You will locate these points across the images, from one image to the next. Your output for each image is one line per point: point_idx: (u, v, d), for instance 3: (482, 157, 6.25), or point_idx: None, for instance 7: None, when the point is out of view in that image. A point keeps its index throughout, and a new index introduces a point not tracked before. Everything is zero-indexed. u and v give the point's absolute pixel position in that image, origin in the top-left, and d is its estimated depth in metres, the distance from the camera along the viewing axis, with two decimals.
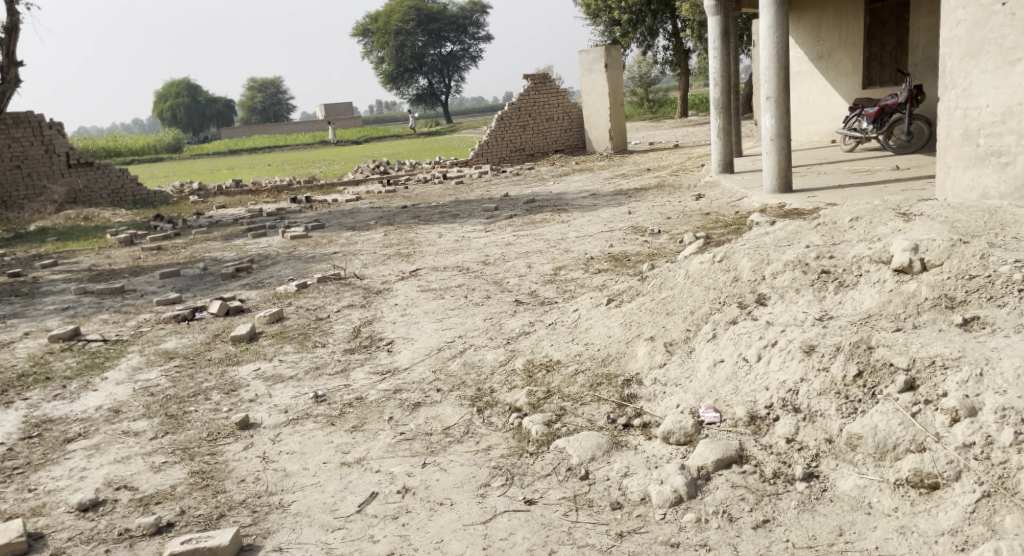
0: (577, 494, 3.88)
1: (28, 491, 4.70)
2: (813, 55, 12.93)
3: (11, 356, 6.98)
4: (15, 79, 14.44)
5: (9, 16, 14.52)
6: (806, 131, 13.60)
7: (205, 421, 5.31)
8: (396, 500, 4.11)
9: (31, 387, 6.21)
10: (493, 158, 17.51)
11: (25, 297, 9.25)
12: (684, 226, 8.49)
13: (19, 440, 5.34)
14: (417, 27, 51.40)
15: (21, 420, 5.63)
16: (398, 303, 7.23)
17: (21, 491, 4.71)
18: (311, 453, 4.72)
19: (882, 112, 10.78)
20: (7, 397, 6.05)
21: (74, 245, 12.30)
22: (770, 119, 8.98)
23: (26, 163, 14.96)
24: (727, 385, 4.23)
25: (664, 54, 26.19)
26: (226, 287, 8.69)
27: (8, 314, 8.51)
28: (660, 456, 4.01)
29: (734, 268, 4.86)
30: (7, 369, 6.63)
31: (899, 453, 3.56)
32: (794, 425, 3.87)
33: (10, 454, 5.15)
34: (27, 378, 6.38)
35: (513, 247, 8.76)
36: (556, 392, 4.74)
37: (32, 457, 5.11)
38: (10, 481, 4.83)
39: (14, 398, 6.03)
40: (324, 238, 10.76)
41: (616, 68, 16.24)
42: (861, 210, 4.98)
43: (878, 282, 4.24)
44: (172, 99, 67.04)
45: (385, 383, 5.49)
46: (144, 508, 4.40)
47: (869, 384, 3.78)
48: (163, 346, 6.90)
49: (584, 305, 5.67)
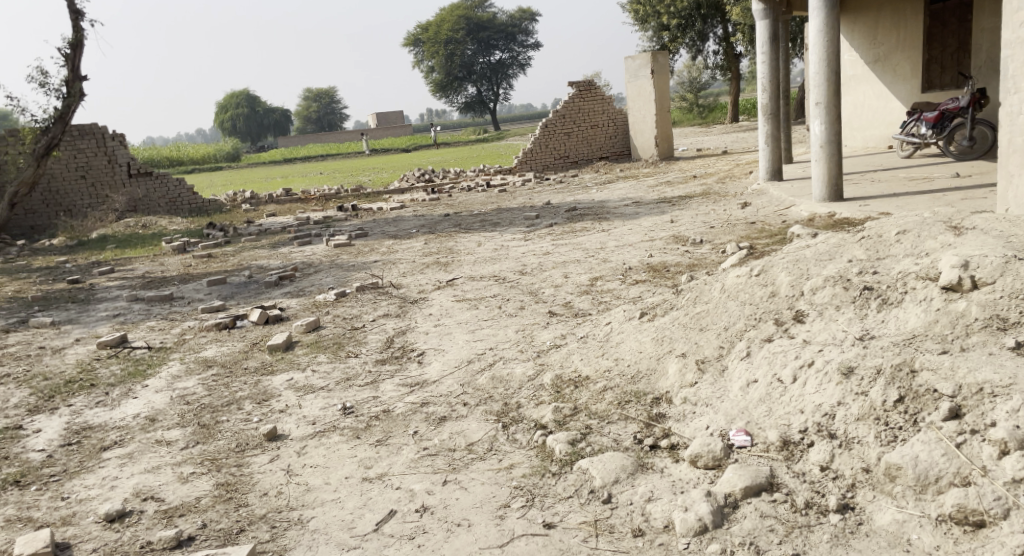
0: (598, 519, 3.70)
1: (61, 499, 4.64)
2: (870, 59, 12.52)
3: (59, 362, 7.03)
4: (79, 92, 14.74)
5: (75, 32, 14.86)
6: (861, 136, 13.16)
7: (235, 432, 5.23)
8: (414, 519, 3.96)
9: (76, 393, 6.21)
10: (536, 165, 17.38)
11: (81, 303, 9.36)
12: (728, 235, 8.23)
13: (59, 446, 5.32)
14: (467, 35, 51.65)
15: (63, 426, 5.63)
16: (432, 313, 7.11)
17: (55, 500, 4.65)
18: (335, 467, 4.59)
19: (942, 117, 10.41)
20: (52, 403, 6.06)
21: (130, 253, 12.50)
22: (820, 125, 8.68)
23: (89, 174, 15.20)
24: (759, 406, 3.99)
25: (715, 59, 25.77)
26: (269, 295, 8.69)
27: (62, 320, 8.61)
28: (687, 480, 3.80)
29: (771, 283, 4.63)
30: (55, 374, 6.67)
31: (942, 487, 3.30)
32: (830, 452, 3.62)
33: (48, 461, 5.11)
34: (73, 384, 6.39)
35: (551, 256, 8.59)
36: (583, 409, 4.55)
37: (69, 464, 5.06)
38: (46, 488, 4.78)
39: (59, 404, 6.04)
40: (366, 246, 10.73)
41: (662, 75, 15.95)
42: (909, 222, 4.68)
43: (925, 300, 3.95)
44: (232, 109, 68.57)
45: (413, 396, 5.35)
46: (168, 520, 4.31)
47: (910, 410, 3.52)
48: (203, 354, 6.88)
49: (617, 318, 5.46)
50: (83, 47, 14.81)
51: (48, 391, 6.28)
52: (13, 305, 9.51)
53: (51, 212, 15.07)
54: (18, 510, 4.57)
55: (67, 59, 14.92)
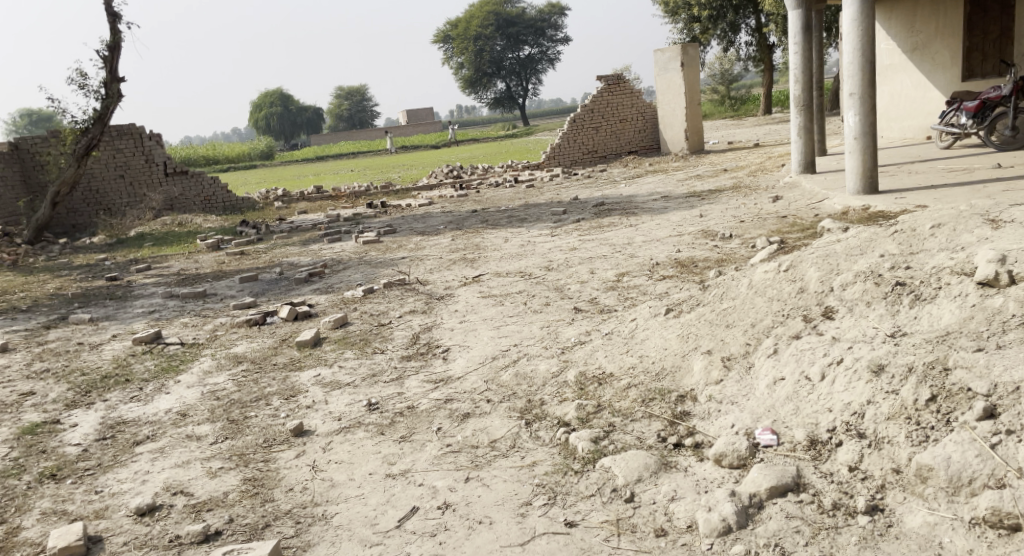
0: (621, 518, 3.63)
1: (95, 493, 4.62)
2: (906, 47, 12.29)
3: (96, 358, 7.08)
4: (117, 93, 14.91)
5: (113, 34, 15.05)
6: (899, 127, 12.87)
7: (263, 427, 5.21)
8: (436, 516, 3.91)
9: (111, 388, 6.24)
10: (565, 160, 17.26)
11: (118, 300, 9.45)
12: (759, 229, 8.10)
13: (94, 441, 5.31)
14: (496, 31, 51.70)
15: (98, 421, 5.64)
16: (457, 309, 7.08)
17: (88, 493, 4.63)
18: (359, 463, 4.54)
19: (983, 106, 10.19)
20: (88, 398, 6.09)
21: (166, 250, 12.62)
22: (855, 115, 8.49)
23: (128, 174, 15.36)
24: (787, 405, 3.90)
25: (746, 50, 25.50)
26: (298, 292, 8.71)
27: (100, 316, 8.69)
28: (711, 479, 3.73)
29: (800, 278, 4.52)
30: (91, 370, 6.72)
31: (975, 489, 3.19)
32: (858, 452, 3.52)
33: (83, 455, 5.10)
34: (108, 379, 6.42)
35: (578, 251, 8.52)
36: (606, 407, 4.49)
37: (103, 458, 5.05)
38: (80, 482, 4.77)
39: (95, 399, 6.06)
40: (394, 243, 10.73)
41: (692, 67, 15.73)
42: (944, 215, 4.54)
43: (959, 296, 3.82)
44: (266, 108, 69.18)
45: (437, 392, 5.31)
46: (196, 514, 4.27)
47: (943, 409, 3.41)
48: (234, 350, 6.90)
49: (643, 314, 5.38)
50: (121, 48, 14.98)
51: (84, 387, 6.32)
52: (53, 302, 9.63)
53: (92, 211, 15.29)
54: (54, 503, 4.55)
55: (104, 61, 15.08)
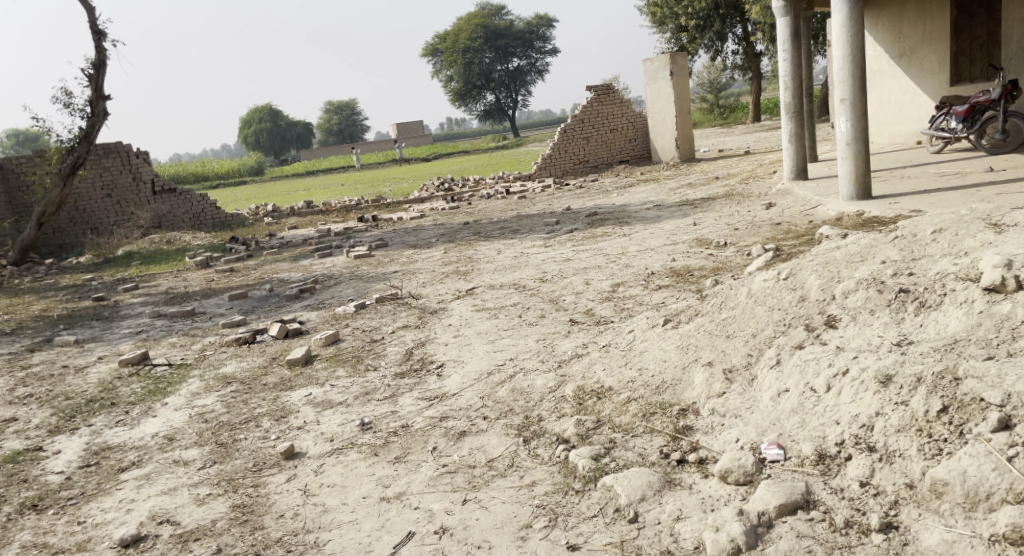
0: (624, 540, 3.52)
1: (77, 524, 4.47)
2: (894, 53, 12.28)
3: (82, 381, 6.92)
4: (102, 112, 14.77)
5: (97, 52, 14.92)
6: (887, 133, 12.86)
7: (252, 450, 5.07)
8: (433, 541, 3.78)
9: (97, 412, 6.09)
10: (555, 171, 17.31)
11: (105, 321, 9.28)
12: (753, 237, 8.02)
13: (77, 468, 5.17)
14: (485, 44, 51.60)
15: (83, 446, 5.49)
16: (451, 323, 6.96)
17: (70, 524, 4.48)
18: (353, 487, 4.41)
19: (973, 110, 10.16)
20: (73, 423, 5.93)
21: (155, 269, 12.45)
22: (845, 121, 8.42)
23: (115, 193, 15.22)
24: (792, 418, 3.81)
25: (733, 59, 25.62)
26: (290, 309, 8.59)
27: (86, 338, 8.51)
28: (717, 497, 3.63)
29: (800, 287, 4.43)
30: (77, 394, 6.55)
31: (993, 504, 3.09)
32: (869, 467, 3.43)
33: (66, 484, 4.96)
34: (93, 403, 6.27)
35: (572, 262, 8.43)
36: (606, 422, 4.38)
37: (87, 486, 4.90)
38: (62, 512, 4.62)
39: (79, 424, 5.91)
40: (386, 257, 10.62)
41: (681, 76, 15.73)
42: (945, 220, 4.46)
43: (965, 303, 3.74)
44: (256, 123, 69.21)
45: (432, 410, 5.18)
46: (183, 544, 4.13)
47: (956, 421, 3.32)
48: (222, 370, 6.74)
49: (640, 325, 5.27)
50: (105, 65, 14.85)
51: (68, 411, 6.17)
52: (38, 325, 9.46)
53: (79, 230, 15.09)
54: (34, 535, 4.41)
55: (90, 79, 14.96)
